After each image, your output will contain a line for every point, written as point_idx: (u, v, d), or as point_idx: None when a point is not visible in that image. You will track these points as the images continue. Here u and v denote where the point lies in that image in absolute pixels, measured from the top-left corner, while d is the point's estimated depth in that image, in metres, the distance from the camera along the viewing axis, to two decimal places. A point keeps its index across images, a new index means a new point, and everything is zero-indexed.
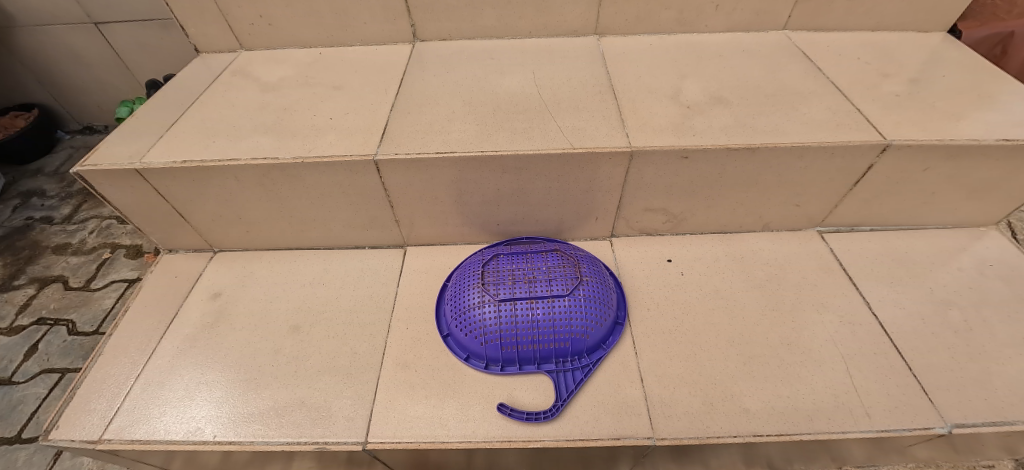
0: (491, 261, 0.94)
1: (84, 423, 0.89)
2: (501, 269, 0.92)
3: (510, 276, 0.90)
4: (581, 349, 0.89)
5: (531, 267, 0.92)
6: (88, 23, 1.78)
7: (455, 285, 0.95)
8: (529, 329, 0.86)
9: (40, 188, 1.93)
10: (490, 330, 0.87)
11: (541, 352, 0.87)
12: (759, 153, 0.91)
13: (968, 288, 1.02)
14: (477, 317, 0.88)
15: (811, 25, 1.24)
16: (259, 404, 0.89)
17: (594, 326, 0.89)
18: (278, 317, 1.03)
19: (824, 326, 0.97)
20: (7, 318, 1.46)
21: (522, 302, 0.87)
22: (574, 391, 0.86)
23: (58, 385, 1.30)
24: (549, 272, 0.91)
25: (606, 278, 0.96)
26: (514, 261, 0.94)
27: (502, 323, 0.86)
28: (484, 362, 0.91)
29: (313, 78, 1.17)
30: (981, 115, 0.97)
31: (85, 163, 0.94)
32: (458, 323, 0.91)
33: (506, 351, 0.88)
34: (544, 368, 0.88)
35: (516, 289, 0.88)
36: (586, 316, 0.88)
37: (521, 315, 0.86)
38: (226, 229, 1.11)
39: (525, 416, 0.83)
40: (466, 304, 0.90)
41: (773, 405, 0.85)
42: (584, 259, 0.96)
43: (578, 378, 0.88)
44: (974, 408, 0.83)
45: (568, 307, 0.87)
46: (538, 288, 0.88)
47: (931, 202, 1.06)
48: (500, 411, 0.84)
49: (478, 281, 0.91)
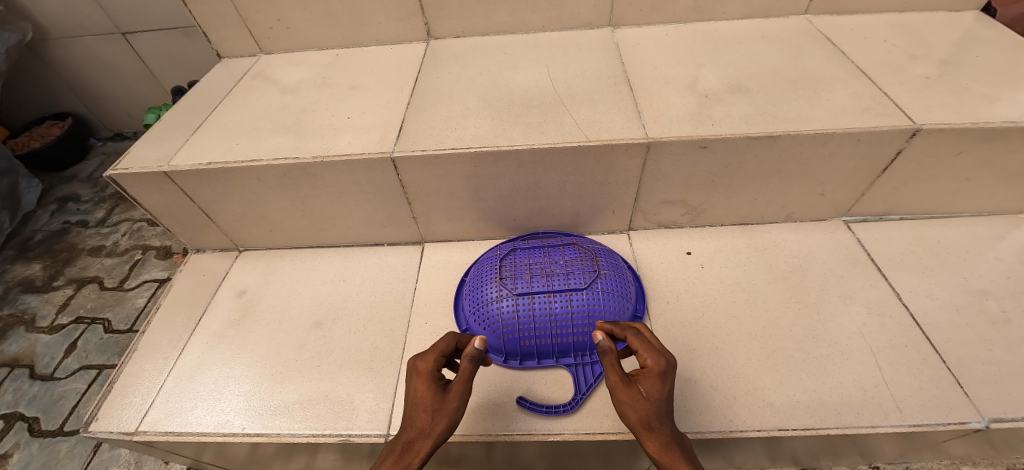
0: (508, 255, 0.95)
1: (121, 416, 0.93)
2: (518, 262, 0.93)
3: (527, 271, 0.91)
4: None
5: (548, 260, 0.92)
6: (116, 33, 1.85)
7: (473, 280, 0.96)
8: (546, 323, 0.86)
9: (75, 194, 2.02)
10: (508, 324, 0.87)
11: (559, 346, 0.87)
12: (780, 141, 0.89)
13: (1007, 278, 0.97)
14: (495, 310, 0.88)
15: (833, 9, 1.20)
16: (284, 397, 0.92)
17: (612, 319, 0.88)
18: (301, 314, 1.06)
19: (851, 318, 0.94)
20: (48, 317, 1.54)
21: (540, 295, 0.87)
22: (593, 385, 0.86)
23: (96, 380, 1.36)
24: (566, 266, 0.91)
25: (623, 271, 0.95)
26: (530, 255, 0.94)
27: (520, 316, 0.86)
28: (503, 356, 0.91)
29: (330, 79, 1.19)
30: (1018, 96, 0.92)
31: (117, 167, 0.98)
32: (475, 316, 0.91)
33: (525, 346, 0.88)
34: (562, 361, 0.89)
35: (534, 283, 0.88)
36: (605, 309, 0.87)
37: (540, 308, 0.86)
38: (251, 229, 1.14)
39: (544, 410, 0.83)
40: (484, 299, 0.90)
41: (798, 399, 0.83)
42: (601, 252, 0.95)
43: (598, 372, 0.87)
44: (1013, 402, 0.80)
45: (585, 300, 0.86)
46: (555, 282, 0.88)
47: (964, 189, 1.02)
48: (520, 405, 0.84)
49: (496, 276, 0.91)
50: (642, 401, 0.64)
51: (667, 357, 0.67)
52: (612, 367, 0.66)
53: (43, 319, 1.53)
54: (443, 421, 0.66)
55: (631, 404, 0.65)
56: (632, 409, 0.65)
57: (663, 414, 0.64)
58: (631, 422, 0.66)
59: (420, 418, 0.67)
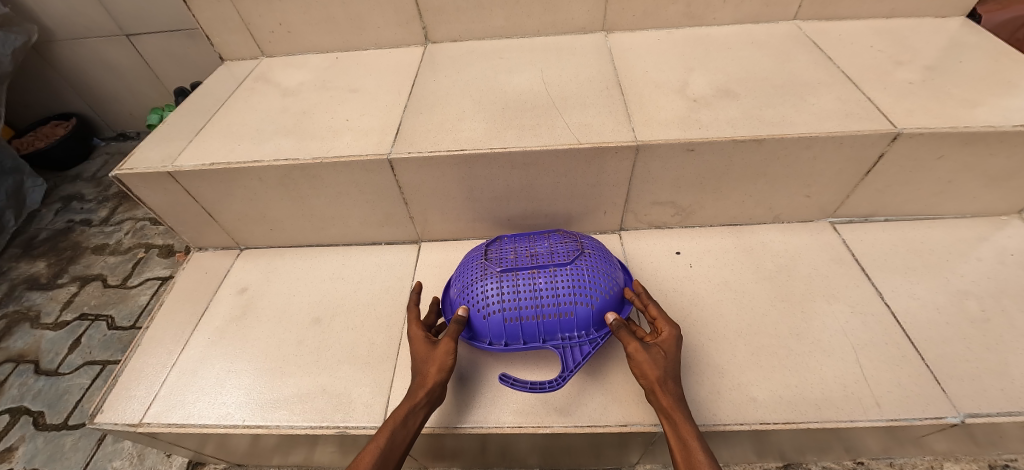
0: (495, 242, 0.98)
1: (125, 408, 0.96)
2: (505, 247, 0.96)
3: (512, 252, 0.94)
4: (587, 323, 0.86)
5: (534, 243, 0.95)
6: (120, 35, 1.88)
7: (460, 267, 0.98)
8: (530, 299, 0.86)
9: (79, 193, 2.05)
10: (491, 301, 0.87)
11: (545, 325, 0.86)
12: (766, 144, 0.92)
13: (987, 278, 1.00)
14: (478, 289, 0.89)
15: (822, 15, 1.23)
16: (283, 390, 0.95)
17: (599, 296, 0.87)
18: (300, 310, 1.09)
19: (835, 316, 0.97)
20: (52, 314, 1.57)
21: (524, 272, 0.88)
22: (581, 363, 0.84)
23: (100, 376, 1.39)
24: (551, 248, 0.93)
25: (612, 256, 0.96)
26: (517, 240, 0.97)
27: (503, 293, 0.86)
28: (487, 340, 0.89)
29: (330, 82, 1.22)
30: (998, 101, 0.95)
31: (123, 167, 1.01)
32: (459, 299, 0.92)
33: (509, 326, 0.86)
34: (548, 342, 0.87)
35: (518, 262, 0.90)
36: (591, 285, 0.87)
37: (523, 284, 0.87)
38: (252, 228, 1.17)
39: (528, 387, 0.83)
40: (469, 279, 0.91)
41: (781, 394, 0.86)
42: (589, 236, 0.97)
43: (586, 351, 0.85)
44: (989, 398, 0.83)
45: (569, 275, 0.87)
46: (540, 260, 0.90)
47: (947, 191, 1.04)
48: (501, 382, 0.84)
49: (481, 258, 0.93)
50: (662, 358, 0.77)
51: (676, 326, 0.82)
52: (631, 333, 0.79)
53: (48, 316, 1.56)
54: (435, 363, 0.80)
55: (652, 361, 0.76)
56: (654, 366, 0.76)
57: (674, 373, 0.77)
58: (649, 381, 0.76)
59: (420, 366, 0.82)
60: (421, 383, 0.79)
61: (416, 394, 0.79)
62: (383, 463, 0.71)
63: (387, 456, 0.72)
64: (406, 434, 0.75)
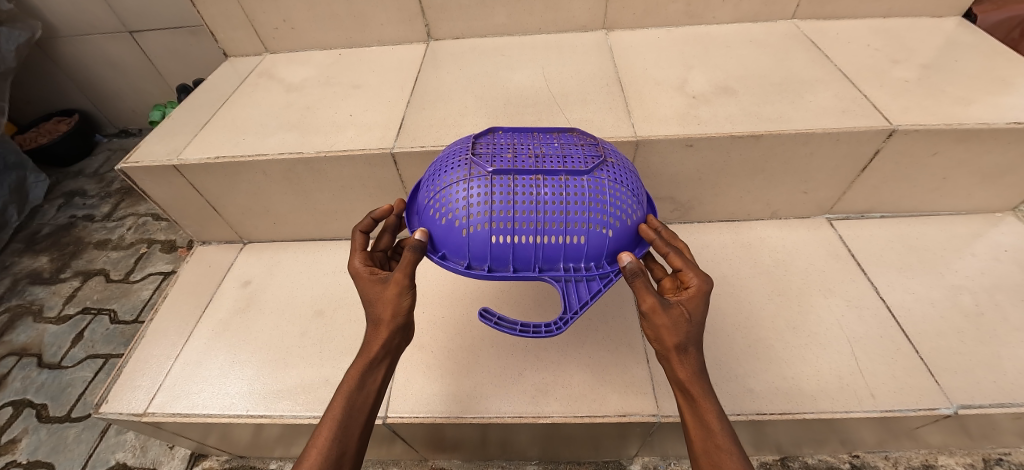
0: (487, 137, 0.74)
1: (130, 398, 0.97)
2: (499, 141, 0.73)
3: (510, 149, 0.70)
4: (602, 253, 0.67)
5: (539, 140, 0.73)
6: (124, 32, 1.89)
7: (436, 163, 0.73)
8: (531, 214, 0.64)
9: (82, 189, 2.06)
10: (476, 210, 0.64)
11: (544, 251, 0.66)
12: (764, 140, 0.93)
13: (981, 274, 1.01)
14: (458, 194, 0.66)
15: (820, 14, 1.24)
16: (286, 381, 0.96)
17: (622, 220, 0.67)
18: (303, 303, 1.10)
19: (831, 310, 0.98)
20: (55, 308, 1.58)
21: (525, 177, 0.65)
22: (588, 304, 0.66)
23: (102, 369, 1.40)
24: (562, 149, 0.70)
25: (638, 168, 0.74)
26: (516, 136, 0.74)
27: (493, 202, 0.64)
28: (464, 263, 0.68)
29: (334, 78, 1.23)
30: (992, 99, 0.96)
31: (129, 160, 1.02)
32: (433, 206, 0.69)
33: (497, 247, 0.66)
34: (547, 273, 0.67)
35: (517, 163, 0.67)
36: (614, 201, 0.66)
37: (522, 193, 0.64)
38: (255, 221, 1.18)
39: (518, 329, 0.70)
40: (448, 179, 0.68)
41: (777, 385, 0.87)
42: (610, 141, 0.75)
43: (595, 289, 0.68)
44: (982, 390, 0.84)
45: (585, 187, 0.65)
46: (546, 163, 0.67)
47: (943, 188, 1.06)
48: (483, 321, 0.70)
49: (467, 153, 0.69)
50: (685, 321, 0.62)
51: (705, 277, 0.64)
52: (649, 287, 0.61)
53: (51, 310, 1.57)
54: (388, 305, 0.66)
55: (672, 327, 0.61)
56: (673, 331, 0.61)
57: (697, 337, 0.63)
58: (665, 347, 0.63)
59: (372, 308, 0.67)
60: (376, 333, 0.67)
61: (373, 343, 0.67)
62: (348, 435, 0.62)
63: (349, 417, 0.63)
64: (368, 391, 0.65)
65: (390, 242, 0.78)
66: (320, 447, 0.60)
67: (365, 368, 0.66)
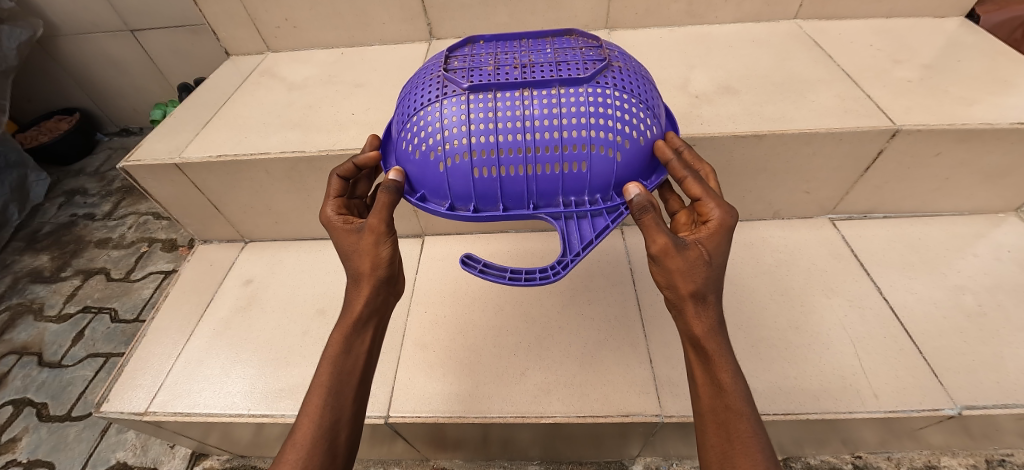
0: (465, 53, 0.64)
1: (131, 397, 0.97)
2: (478, 55, 0.63)
3: (490, 63, 0.61)
4: (608, 182, 0.58)
5: (525, 50, 0.62)
6: (125, 31, 1.89)
7: (408, 89, 0.65)
8: (518, 136, 0.54)
9: (83, 187, 2.06)
10: (452, 135, 0.56)
11: (538, 184, 0.57)
12: (766, 139, 0.93)
13: (984, 274, 1.01)
14: (432, 118, 0.57)
15: (822, 14, 1.24)
16: (288, 381, 0.96)
17: (630, 138, 0.57)
18: (305, 302, 1.09)
19: (833, 310, 0.98)
20: (56, 306, 1.58)
21: (509, 93, 0.56)
22: (593, 245, 0.58)
23: (103, 368, 1.40)
24: (554, 60, 0.60)
25: (647, 79, 0.63)
26: (499, 48, 0.64)
27: (471, 124, 0.55)
28: (446, 204, 0.60)
29: (336, 77, 1.23)
30: (994, 99, 0.96)
31: (130, 159, 1.02)
32: (406, 139, 0.61)
33: (481, 181, 0.57)
34: (543, 210, 0.59)
35: (499, 77, 0.57)
36: (617, 116, 0.56)
37: (506, 111, 0.55)
38: (257, 220, 1.18)
39: (506, 275, 0.60)
40: (420, 102, 0.59)
41: (779, 385, 0.87)
42: (612, 47, 0.64)
43: (601, 227, 0.59)
44: (985, 390, 0.84)
45: (582, 100, 0.55)
46: (534, 75, 0.57)
47: (945, 188, 1.06)
48: (467, 269, 0.60)
49: (440, 70, 0.60)
50: (703, 263, 0.54)
51: (729, 210, 0.55)
52: (660, 224, 0.53)
53: (52, 309, 1.57)
54: (367, 257, 0.62)
55: (686, 273, 0.54)
56: (687, 278, 0.54)
57: (715, 282, 0.55)
58: (679, 294, 0.56)
59: (352, 262, 0.63)
60: (358, 291, 0.64)
61: (356, 302, 0.64)
62: (340, 401, 0.60)
63: (339, 382, 0.60)
64: (355, 354, 0.63)
65: (368, 188, 0.75)
66: (313, 414, 0.58)
67: (351, 329, 0.63)
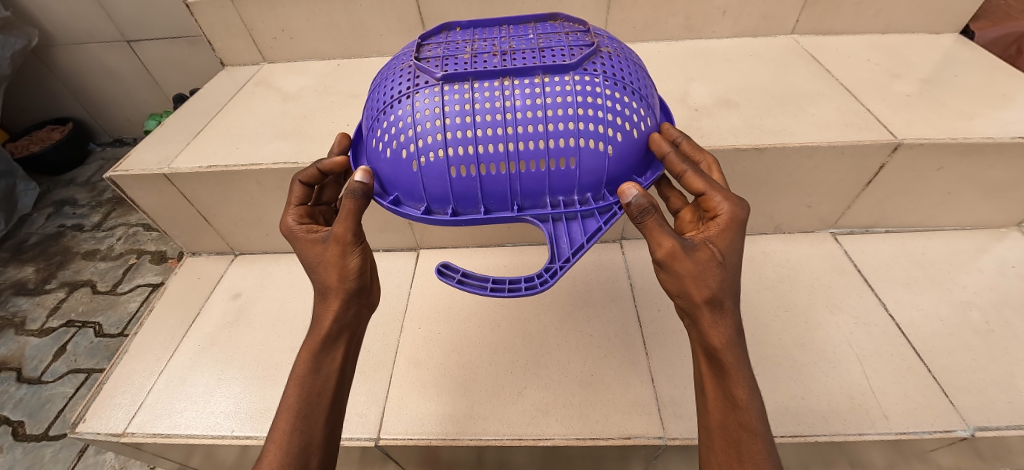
0: (440, 41, 0.61)
1: (109, 416, 0.93)
2: (453, 43, 0.60)
3: (467, 50, 0.58)
4: (595, 179, 0.56)
5: (503, 37, 0.60)
6: (121, 41, 1.88)
7: (380, 81, 0.62)
8: (497, 130, 0.52)
9: (72, 197, 2.02)
10: (427, 130, 0.53)
11: (519, 184, 0.55)
12: (767, 153, 0.92)
13: (989, 290, 0.99)
14: (404, 112, 0.55)
15: (819, 29, 1.25)
16: (274, 400, 0.91)
17: (615, 131, 0.54)
18: (294, 317, 1.06)
19: (839, 326, 0.96)
20: (39, 320, 1.53)
21: (487, 84, 0.53)
22: (581, 250, 0.56)
23: (84, 385, 1.35)
24: (534, 46, 0.57)
25: (634, 66, 0.61)
26: (476, 35, 0.62)
27: (447, 119, 0.53)
28: (424, 206, 0.58)
29: (331, 88, 1.22)
30: (994, 113, 0.96)
31: (118, 168, 1.00)
32: (379, 135, 0.58)
33: (459, 181, 0.55)
34: (528, 212, 0.57)
35: (476, 66, 0.55)
36: (603, 107, 0.54)
37: (483, 105, 0.52)
38: (247, 232, 1.15)
39: (490, 288, 0.58)
40: (392, 95, 0.57)
41: (786, 405, 0.84)
42: (596, 32, 0.62)
43: (591, 229, 0.57)
44: (997, 411, 0.81)
45: (564, 91, 0.53)
46: (514, 63, 0.55)
47: (947, 202, 1.04)
48: (444, 279, 0.59)
49: (413, 60, 0.58)
50: (714, 265, 0.51)
51: (740, 202, 0.52)
52: (664, 225, 0.50)
53: (34, 322, 1.52)
54: (333, 269, 0.59)
55: (698, 279, 0.52)
56: (699, 284, 0.52)
57: (730, 285, 0.53)
58: (693, 301, 0.53)
59: (318, 275, 0.61)
60: (325, 306, 0.61)
61: (324, 319, 0.62)
62: (310, 424, 0.57)
63: (308, 404, 0.58)
64: (325, 374, 0.61)
65: (334, 193, 0.72)
66: (280, 440, 0.55)
67: (320, 347, 0.61)
